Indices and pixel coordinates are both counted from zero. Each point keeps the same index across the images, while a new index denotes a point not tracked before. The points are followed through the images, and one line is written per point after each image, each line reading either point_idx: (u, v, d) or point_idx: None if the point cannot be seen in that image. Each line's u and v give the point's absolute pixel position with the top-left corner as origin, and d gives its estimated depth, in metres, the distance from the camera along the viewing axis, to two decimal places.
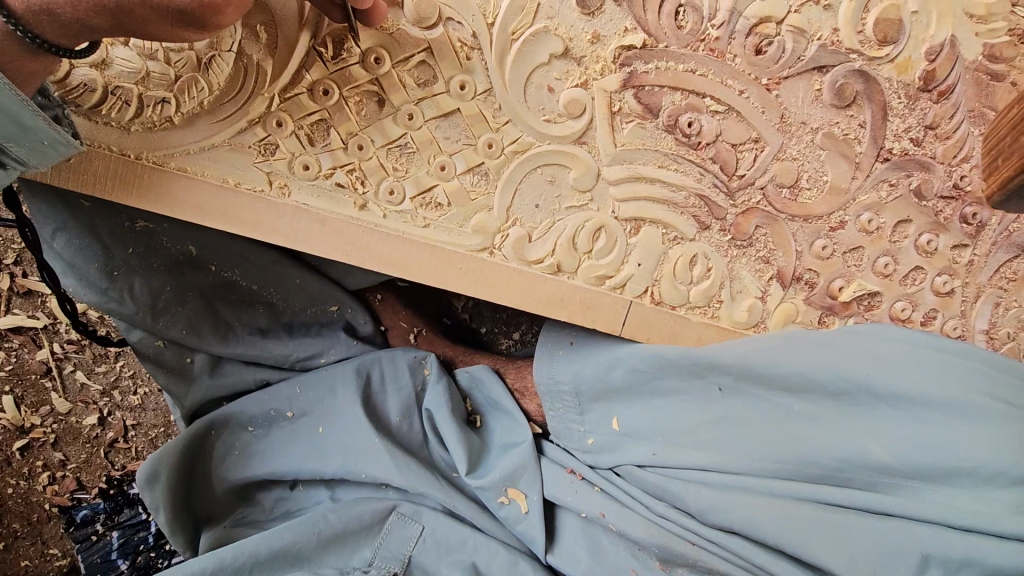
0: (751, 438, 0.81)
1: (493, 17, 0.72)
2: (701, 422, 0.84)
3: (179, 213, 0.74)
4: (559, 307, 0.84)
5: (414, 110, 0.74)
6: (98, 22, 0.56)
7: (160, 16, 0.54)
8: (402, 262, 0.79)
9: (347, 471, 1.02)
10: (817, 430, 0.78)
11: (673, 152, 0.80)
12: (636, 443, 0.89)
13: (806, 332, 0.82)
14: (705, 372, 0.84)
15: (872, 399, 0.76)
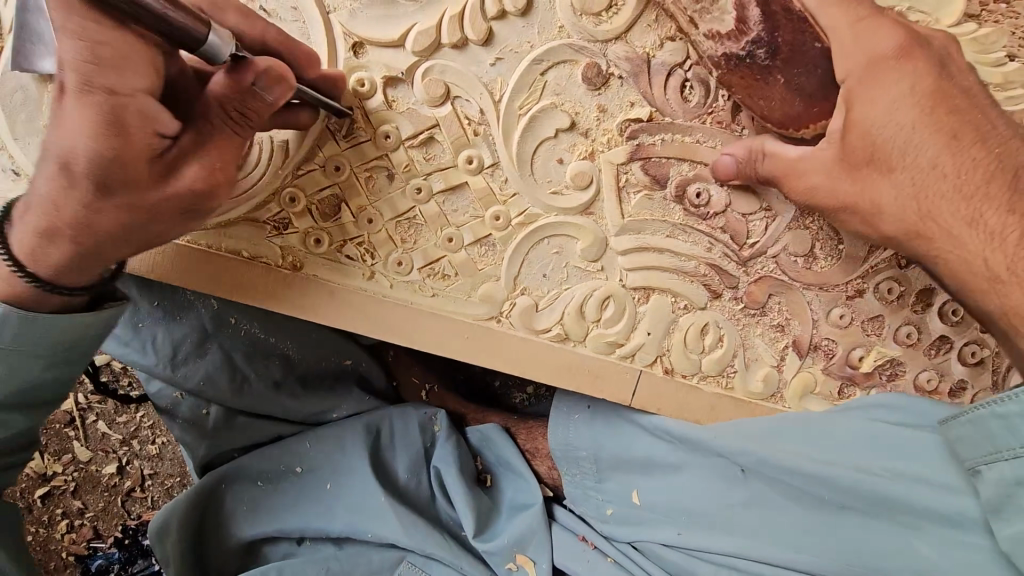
0: (771, 521, 0.78)
1: (499, 96, 0.74)
2: (720, 503, 0.81)
3: (194, 284, 0.77)
4: (567, 377, 0.82)
5: (423, 184, 0.76)
6: (114, 247, 0.62)
7: (169, 217, 0.61)
8: (411, 331, 0.79)
9: (356, 529, 1.04)
10: (840, 514, 0.75)
11: (682, 223, 0.79)
12: (652, 519, 0.86)
13: (831, 415, 0.79)
14: (725, 452, 0.80)
15: (907, 489, 0.72)
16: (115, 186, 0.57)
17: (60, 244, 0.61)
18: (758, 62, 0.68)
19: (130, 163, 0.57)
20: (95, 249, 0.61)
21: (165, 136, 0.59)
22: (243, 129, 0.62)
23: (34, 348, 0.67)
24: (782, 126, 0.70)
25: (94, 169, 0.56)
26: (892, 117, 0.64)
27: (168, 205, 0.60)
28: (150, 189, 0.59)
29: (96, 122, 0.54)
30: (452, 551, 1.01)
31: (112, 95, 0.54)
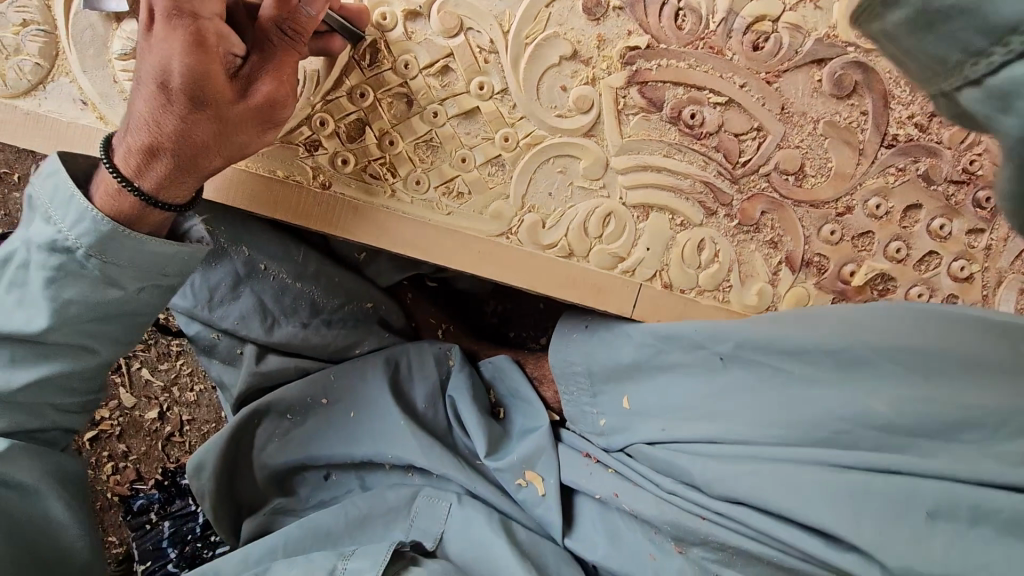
0: (759, 413, 0.81)
1: (508, 27, 0.82)
2: (711, 398, 0.85)
3: (232, 199, 0.85)
4: (571, 289, 0.89)
5: (438, 108, 0.84)
6: (205, 157, 0.73)
7: (246, 126, 0.73)
8: (427, 245, 0.87)
9: (377, 454, 1.11)
10: (820, 393, 0.79)
11: (677, 143, 0.85)
12: (648, 421, 0.91)
13: (818, 308, 0.83)
14: (706, 343, 0.85)
15: (870, 356, 0.77)
16: (204, 98, 0.68)
17: (161, 160, 0.71)
18: None
19: (216, 77, 0.68)
20: (190, 157, 0.72)
21: (237, 57, 0.70)
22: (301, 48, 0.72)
23: (135, 266, 0.75)
24: None
25: (187, 85, 0.67)
26: None
27: (247, 114, 0.72)
28: (232, 99, 0.70)
29: (188, 41, 0.65)
30: (464, 472, 1.07)
31: (195, 19, 0.65)
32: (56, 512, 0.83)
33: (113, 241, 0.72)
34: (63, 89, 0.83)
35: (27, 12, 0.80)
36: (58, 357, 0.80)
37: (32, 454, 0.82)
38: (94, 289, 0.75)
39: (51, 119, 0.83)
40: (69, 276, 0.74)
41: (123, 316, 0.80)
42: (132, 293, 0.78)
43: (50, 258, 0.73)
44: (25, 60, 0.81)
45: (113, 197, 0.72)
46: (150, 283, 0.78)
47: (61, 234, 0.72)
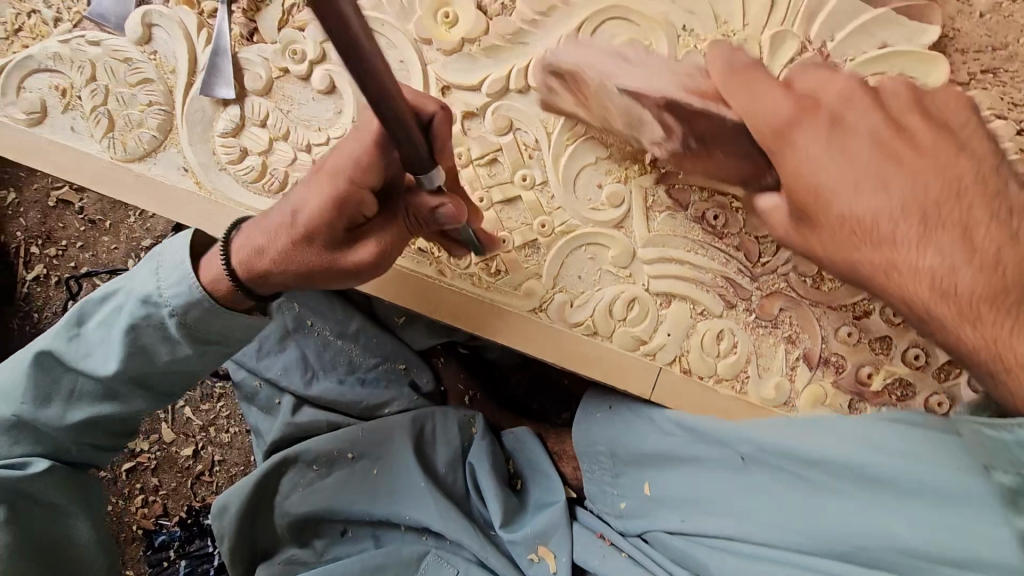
0: (774, 518, 0.80)
1: (552, 128, 0.93)
2: (727, 494, 0.86)
3: None
4: (594, 369, 0.94)
5: (486, 195, 0.94)
6: (302, 279, 0.81)
7: (358, 274, 0.83)
8: (465, 317, 0.95)
9: (394, 513, 1.17)
10: (840, 506, 0.76)
11: (700, 240, 0.92)
12: (668, 512, 0.92)
13: (835, 417, 0.82)
14: (728, 439, 0.87)
15: (903, 476, 0.71)
16: (335, 249, 0.80)
17: (273, 275, 0.81)
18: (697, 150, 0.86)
19: (338, 225, 0.78)
20: (292, 276, 0.81)
21: (365, 218, 0.80)
22: (413, 230, 0.84)
23: (207, 332, 0.84)
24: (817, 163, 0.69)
25: (325, 235, 0.78)
26: (818, 167, 0.69)
27: (358, 270, 0.83)
28: (339, 248, 0.80)
29: (331, 201, 0.76)
30: (480, 541, 1.10)
31: (354, 194, 0.76)
32: (84, 535, 0.93)
33: (201, 309, 0.82)
34: (170, 158, 0.97)
35: (154, 95, 0.97)
36: (112, 402, 0.88)
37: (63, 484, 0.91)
38: (153, 341, 0.85)
39: (157, 181, 0.97)
40: (147, 327, 0.83)
41: (178, 373, 0.89)
42: (194, 355, 0.87)
43: (139, 309, 0.83)
44: (145, 132, 0.97)
45: (219, 284, 0.82)
46: (212, 349, 0.87)
47: (157, 292, 0.82)
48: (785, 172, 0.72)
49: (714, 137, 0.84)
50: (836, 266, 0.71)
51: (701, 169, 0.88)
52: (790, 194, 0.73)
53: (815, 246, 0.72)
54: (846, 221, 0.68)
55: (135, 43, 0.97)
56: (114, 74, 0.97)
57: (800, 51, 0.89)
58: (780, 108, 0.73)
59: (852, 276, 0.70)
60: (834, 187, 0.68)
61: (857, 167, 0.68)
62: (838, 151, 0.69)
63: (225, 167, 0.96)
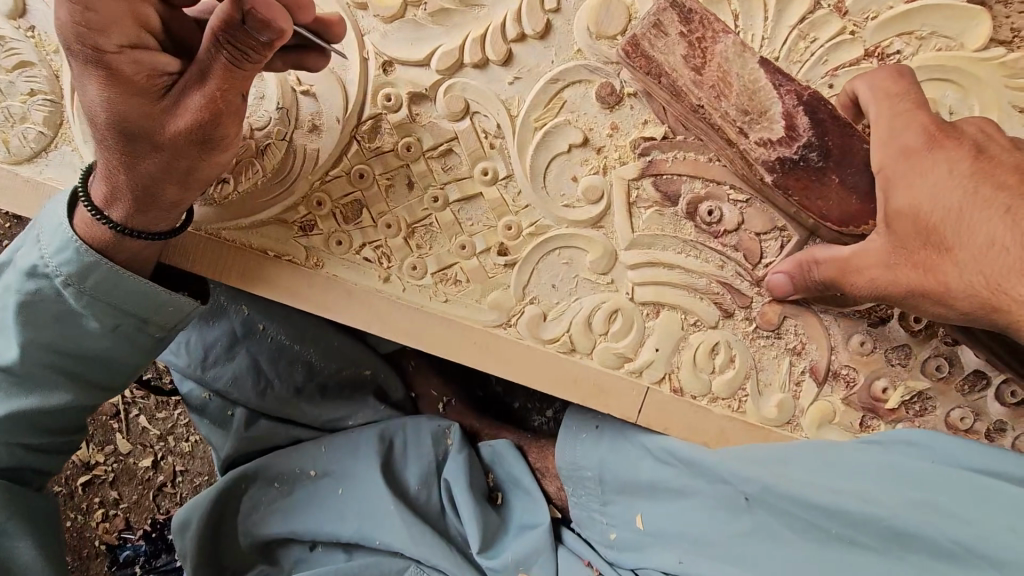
0: (783, 567, 0.72)
1: (516, 110, 0.78)
2: (730, 536, 0.76)
3: (226, 277, 0.82)
4: (572, 389, 0.82)
5: (440, 192, 0.80)
6: (158, 187, 0.69)
7: (188, 150, 0.66)
8: (421, 334, 0.82)
9: (362, 535, 1.07)
10: (858, 560, 0.69)
11: (693, 240, 0.79)
12: (663, 549, 0.82)
13: (856, 451, 0.74)
14: (731, 478, 0.77)
15: (937, 537, 0.65)
16: (135, 132, 0.64)
17: (123, 192, 0.69)
18: (811, 164, 0.72)
19: (132, 101, 0.63)
20: (147, 191, 0.69)
21: (170, 75, 0.64)
22: (236, 75, 0.62)
23: (106, 298, 0.71)
24: (844, 221, 0.72)
25: (116, 121, 0.63)
26: (938, 199, 0.61)
27: (183, 137, 0.65)
28: (158, 122, 0.64)
29: (102, 79, 0.61)
30: (457, 565, 1.03)
31: (101, 52, 0.60)
32: (28, 554, 0.78)
33: (90, 267, 0.70)
34: (65, 158, 0.82)
35: (36, 82, 0.80)
36: (31, 395, 0.75)
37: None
38: (59, 319, 0.72)
39: (50, 187, 0.81)
40: (45, 302, 0.71)
41: (95, 361, 0.75)
42: (105, 331, 0.73)
43: (27, 281, 0.71)
44: (30, 128, 0.81)
45: (88, 225, 0.71)
46: (127, 323, 0.74)
47: (43, 258, 0.70)
48: (895, 204, 0.64)
49: (838, 156, 0.71)
50: (946, 301, 0.62)
51: (833, 202, 0.72)
52: (901, 228, 0.64)
53: (928, 286, 0.63)
54: (972, 253, 0.60)
55: (6, 17, 0.79)
56: None
57: (812, 7, 0.74)
58: (911, 132, 0.64)
59: (995, 304, 0.59)
60: (960, 221, 0.60)
61: (1008, 195, 0.59)
62: (977, 187, 0.60)
63: None
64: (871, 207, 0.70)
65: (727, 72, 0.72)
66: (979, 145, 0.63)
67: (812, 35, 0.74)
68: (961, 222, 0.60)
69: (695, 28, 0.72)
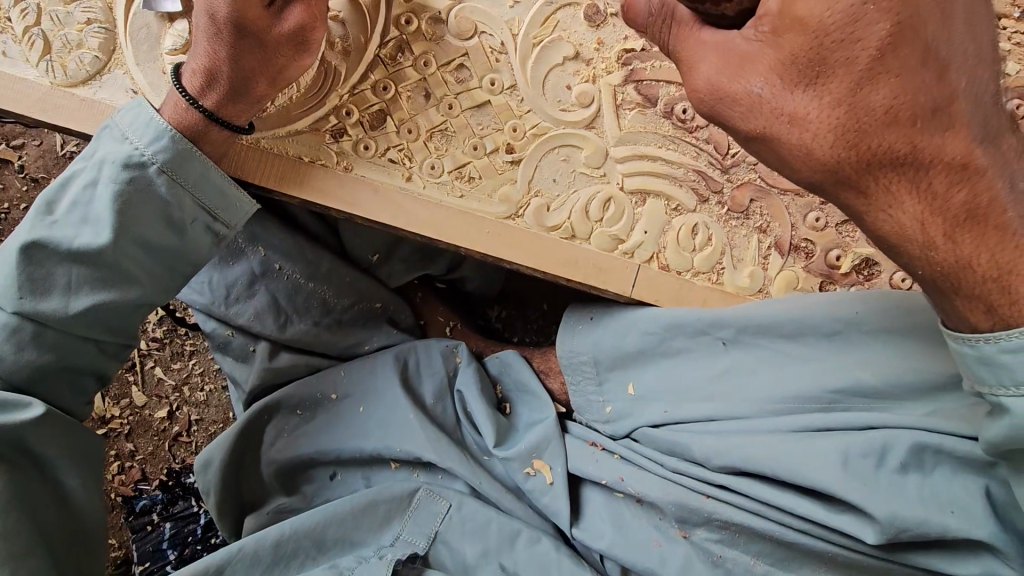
0: (754, 390, 0.88)
1: (517, 30, 0.92)
2: (712, 377, 0.91)
3: (266, 181, 0.92)
4: (574, 270, 0.94)
5: (454, 101, 0.92)
6: (251, 81, 0.82)
7: (287, 51, 0.82)
8: (441, 227, 0.93)
9: (385, 447, 1.15)
10: (811, 371, 0.86)
11: (671, 135, 0.93)
12: (652, 405, 0.96)
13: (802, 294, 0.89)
14: (710, 329, 0.91)
15: (862, 335, 0.85)
16: (248, 29, 0.79)
17: (217, 84, 0.82)
18: None
19: (253, 3, 0.78)
20: (242, 80, 0.81)
21: None
22: None
23: (194, 188, 0.83)
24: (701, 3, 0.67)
25: (232, 17, 0.78)
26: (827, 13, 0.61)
27: (285, 39, 0.81)
28: (266, 22, 0.79)
29: None
30: (471, 469, 1.11)
31: None
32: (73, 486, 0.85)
33: (186, 157, 0.82)
34: (116, 80, 0.92)
35: (92, 12, 0.91)
36: (111, 288, 0.83)
37: (55, 428, 0.83)
38: (147, 209, 0.82)
39: (105, 105, 0.92)
40: (139, 190, 0.81)
41: (168, 253, 0.86)
42: (188, 222, 0.84)
43: (121, 172, 0.80)
44: (86, 53, 0.91)
45: (179, 111, 0.82)
46: (202, 217, 0.85)
47: (138, 150, 0.80)
48: (800, 11, 0.62)
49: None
50: (794, 149, 0.67)
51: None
52: (796, 61, 0.64)
53: (785, 135, 0.67)
54: (831, 102, 0.64)
55: None
56: None
57: None
58: None
59: (837, 167, 0.66)
60: (842, 62, 0.63)
61: (875, 39, 0.61)
62: (859, 15, 0.61)
63: None
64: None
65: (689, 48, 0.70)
66: None
67: None
68: (821, 59, 0.63)
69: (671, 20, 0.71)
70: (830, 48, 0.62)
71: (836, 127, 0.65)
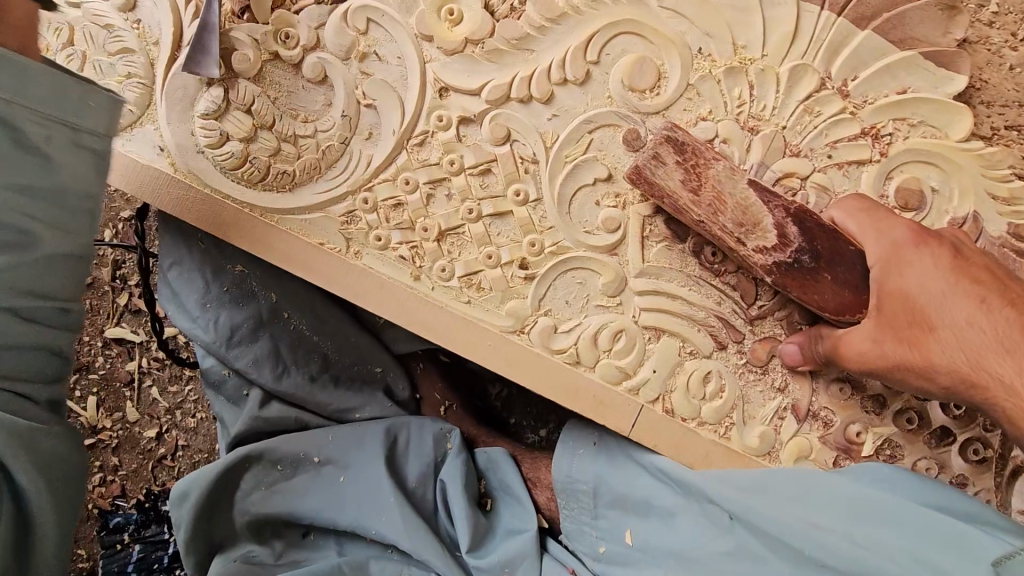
0: (756, 574, 0.80)
1: (551, 144, 0.88)
2: (713, 551, 0.84)
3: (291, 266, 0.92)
4: (572, 399, 0.90)
5: (475, 206, 0.89)
6: None
7: None
8: (456, 338, 0.90)
9: (358, 526, 1.10)
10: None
11: (695, 276, 0.88)
12: (650, 564, 0.90)
13: (826, 480, 0.81)
14: (713, 497, 0.84)
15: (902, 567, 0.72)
16: None
17: None
18: (805, 266, 0.80)
19: None
20: None
21: None
22: None
23: (45, 108, 0.63)
24: (838, 312, 0.80)
25: None
26: (924, 286, 0.74)
27: None
28: None
29: None
30: (446, 565, 1.05)
31: None
32: None
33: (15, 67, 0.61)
34: (147, 136, 0.93)
35: (133, 66, 0.90)
36: None
37: (20, 445, 0.67)
38: None
39: (133, 160, 0.93)
40: None
41: (46, 201, 0.66)
42: (51, 162, 0.65)
43: None
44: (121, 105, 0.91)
45: None
46: (77, 156, 0.67)
47: None
48: (891, 288, 0.76)
49: (828, 257, 0.80)
50: (1007, 394, 0.68)
51: (829, 298, 0.80)
52: (889, 314, 0.76)
53: (989, 361, 0.69)
54: (979, 322, 0.71)
55: (117, 8, 0.90)
56: (91, 38, 0.91)
57: (818, 87, 0.85)
58: (901, 229, 0.77)
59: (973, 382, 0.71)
60: (939, 311, 0.73)
61: (980, 289, 0.72)
62: (961, 281, 0.73)
63: (204, 150, 0.91)
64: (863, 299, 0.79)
65: (722, 193, 0.81)
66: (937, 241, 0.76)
67: (816, 109, 0.86)
68: (934, 290, 0.73)
69: (688, 158, 0.82)
70: (940, 290, 0.73)
71: (981, 360, 0.70)
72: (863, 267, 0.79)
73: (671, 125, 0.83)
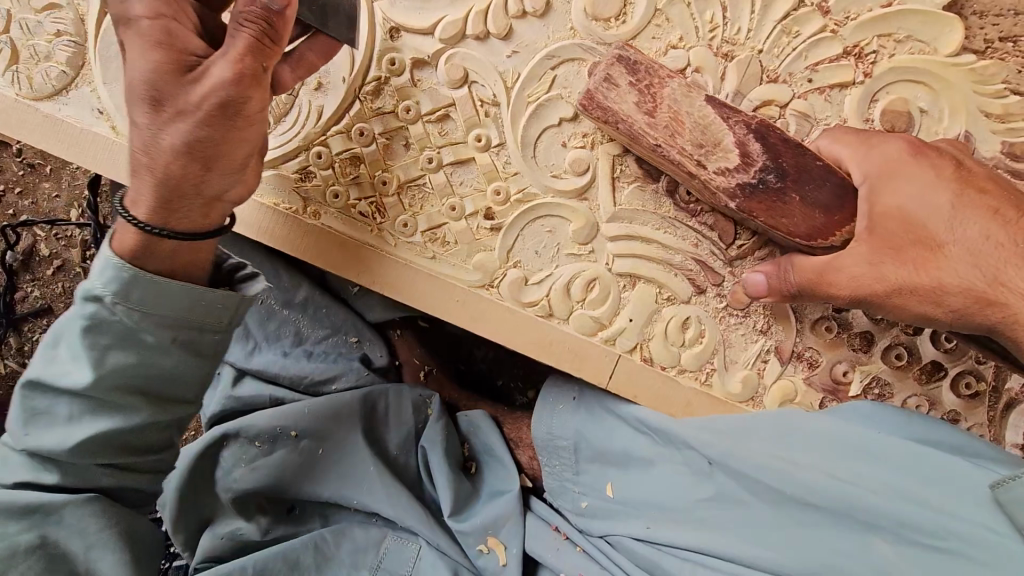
0: (742, 520, 0.78)
1: (512, 83, 0.82)
2: (695, 500, 0.81)
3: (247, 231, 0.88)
4: (547, 353, 0.86)
5: (435, 155, 0.84)
6: None
7: None
8: (426, 297, 0.86)
9: (341, 495, 1.08)
10: (820, 525, 0.73)
11: (670, 217, 0.83)
12: (632, 517, 0.88)
13: (806, 421, 0.79)
14: (691, 445, 0.82)
15: (892, 504, 0.70)
16: None
17: None
18: (772, 185, 0.75)
19: None
20: None
21: None
22: None
23: None
24: (810, 237, 0.74)
25: None
26: (923, 198, 0.69)
27: None
28: None
29: None
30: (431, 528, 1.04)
31: None
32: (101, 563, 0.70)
33: None
34: (83, 99, 0.87)
35: (61, 24, 0.85)
36: None
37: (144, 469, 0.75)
38: None
39: (70, 126, 0.87)
40: None
41: None
42: None
43: None
44: (53, 67, 0.85)
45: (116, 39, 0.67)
46: None
47: None
48: (884, 205, 0.71)
49: (796, 174, 0.75)
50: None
51: (798, 220, 0.74)
52: (885, 232, 0.70)
53: (1000, 269, 0.66)
54: (981, 229, 0.67)
55: None
56: None
57: (796, 5, 0.79)
58: (892, 143, 0.72)
59: (981, 293, 0.67)
60: (941, 225, 0.68)
61: (978, 196, 0.69)
62: (960, 190, 0.69)
63: None
64: (835, 218, 0.74)
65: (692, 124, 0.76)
66: (934, 153, 0.71)
67: (795, 30, 0.79)
68: (935, 202, 0.69)
69: (641, 78, 0.77)
70: (942, 202, 0.69)
71: (992, 269, 0.66)
72: (832, 181, 0.74)
73: (622, 44, 0.79)
